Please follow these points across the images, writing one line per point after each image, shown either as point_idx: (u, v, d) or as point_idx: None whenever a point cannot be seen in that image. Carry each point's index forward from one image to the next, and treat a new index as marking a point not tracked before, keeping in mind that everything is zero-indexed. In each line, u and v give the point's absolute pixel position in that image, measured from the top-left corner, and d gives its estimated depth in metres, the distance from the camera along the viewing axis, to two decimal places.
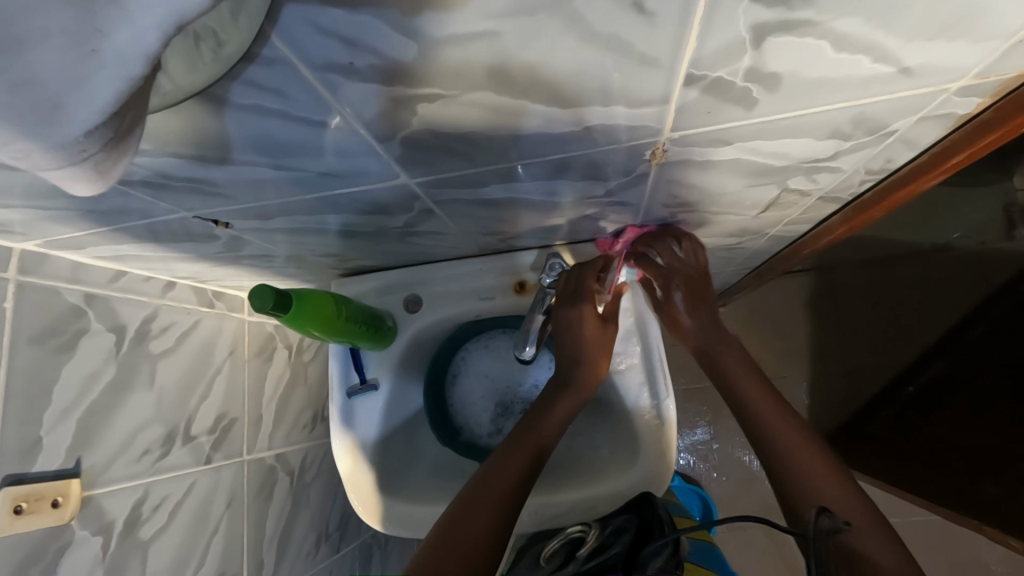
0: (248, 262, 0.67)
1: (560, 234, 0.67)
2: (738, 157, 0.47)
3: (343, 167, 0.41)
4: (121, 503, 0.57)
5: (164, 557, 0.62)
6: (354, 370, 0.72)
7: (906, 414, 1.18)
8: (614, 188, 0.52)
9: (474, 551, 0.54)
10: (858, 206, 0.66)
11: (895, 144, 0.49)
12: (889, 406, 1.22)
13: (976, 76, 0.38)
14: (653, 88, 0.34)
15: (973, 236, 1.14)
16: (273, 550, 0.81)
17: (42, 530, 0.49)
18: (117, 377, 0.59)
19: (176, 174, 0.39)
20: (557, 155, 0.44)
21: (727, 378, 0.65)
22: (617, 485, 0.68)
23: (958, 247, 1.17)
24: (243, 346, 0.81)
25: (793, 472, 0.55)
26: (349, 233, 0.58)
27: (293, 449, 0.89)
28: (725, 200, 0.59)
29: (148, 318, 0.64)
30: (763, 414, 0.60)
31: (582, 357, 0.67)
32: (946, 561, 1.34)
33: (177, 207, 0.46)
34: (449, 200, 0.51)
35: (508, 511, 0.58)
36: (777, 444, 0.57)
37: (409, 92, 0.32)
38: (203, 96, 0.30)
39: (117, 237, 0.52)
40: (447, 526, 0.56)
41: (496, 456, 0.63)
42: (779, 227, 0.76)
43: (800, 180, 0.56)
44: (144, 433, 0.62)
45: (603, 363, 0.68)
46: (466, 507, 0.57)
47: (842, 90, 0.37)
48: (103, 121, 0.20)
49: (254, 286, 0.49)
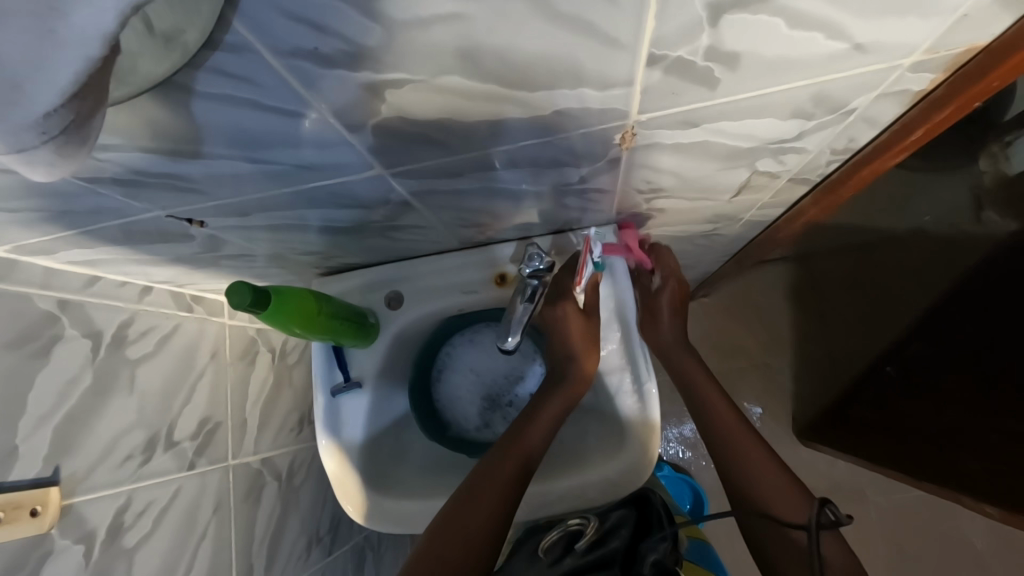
0: (226, 263, 0.66)
1: (539, 225, 0.67)
2: (707, 140, 0.48)
3: (318, 159, 0.41)
4: (103, 511, 0.56)
5: (151, 564, 0.62)
6: (338, 369, 0.72)
7: (886, 394, 1.20)
8: (589, 174, 0.53)
9: (469, 554, 0.56)
10: (827, 187, 0.67)
11: (858, 123, 0.51)
12: (871, 385, 1.23)
13: (927, 52, 0.39)
14: (617, 69, 0.35)
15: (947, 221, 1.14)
16: (265, 555, 0.80)
17: (22, 539, 0.48)
18: (96, 383, 0.58)
19: (148, 171, 0.39)
20: (529, 142, 0.44)
21: (698, 398, 0.71)
22: (606, 472, 0.69)
23: (935, 230, 1.17)
24: (225, 350, 0.80)
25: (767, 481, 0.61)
26: (327, 229, 0.58)
27: (281, 452, 0.89)
28: (698, 184, 0.60)
29: (125, 323, 0.63)
30: (731, 428, 0.67)
31: (572, 353, 0.68)
32: (931, 535, 1.37)
33: (150, 206, 0.46)
34: (426, 190, 0.51)
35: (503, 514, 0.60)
36: (748, 455, 0.64)
37: (378, 78, 0.32)
38: (168, 86, 0.30)
39: (90, 241, 0.51)
40: (446, 523, 0.58)
41: (489, 456, 0.64)
42: (753, 212, 0.78)
43: (768, 162, 0.57)
44: (126, 440, 0.61)
45: (593, 360, 0.69)
46: (465, 508, 0.59)
47: (801, 68, 0.38)
48: (62, 103, 0.21)
49: (231, 283, 0.49)
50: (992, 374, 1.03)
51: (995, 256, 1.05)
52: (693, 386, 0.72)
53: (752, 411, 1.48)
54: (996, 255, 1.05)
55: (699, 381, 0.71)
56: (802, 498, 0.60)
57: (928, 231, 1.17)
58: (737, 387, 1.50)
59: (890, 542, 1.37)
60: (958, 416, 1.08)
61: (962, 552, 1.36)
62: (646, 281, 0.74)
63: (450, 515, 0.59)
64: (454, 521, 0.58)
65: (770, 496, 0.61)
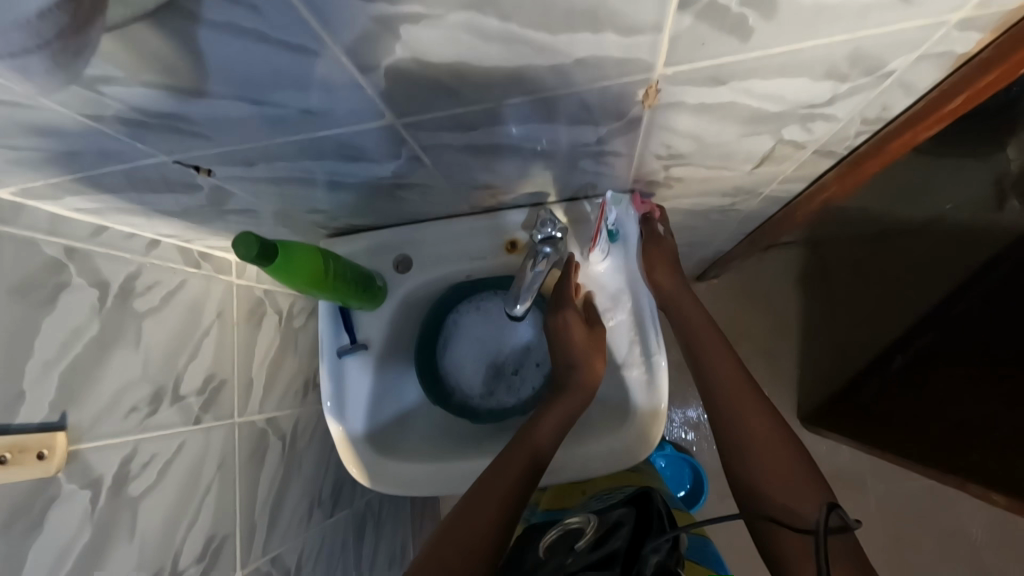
0: (233, 219, 0.65)
1: (552, 190, 0.66)
2: (733, 101, 0.46)
3: (326, 104, 0.40)
4: (108, 459, 0.57)
5: (157, 514, 0.62)
6: (344, 331, 0.71)
7: (889, 385, 1.21)
8: (607, 135, 0.51)
9: (472, 557, 0.54)
10: (853, 161, 0.65)
11: (892, 88, 0.49)
12: (876, 376, 1.25)
13: (976, 7, 0.37)
14: (645, 12, 0.33)
15: (966, 211, 1.15)
16: (270, 513, 0.81)
17: (28, 482, 0.48)
18: (101, 333, 0.58)
19: (151, 110, 0.38)
20: (546, 95, 0.42)
21: (706, 377, 0.64)
22: (610, 443, 0.69)
23: (953, 220, 1.18)
24: (232, 310, 0.80)
25: (771, 475, 0.57)
26: (336, 185, 0.56)
27: (285, 414, 0.89)
28: (719, 151, 0.58)
29: (132, 275, 0.63)
30: (740, 413, 0.60)
31: (575, 361, 0.67)
32: (931, 525, 1.37)
33: (155, 151, 0.45)
34: (438, 146, 0.49)
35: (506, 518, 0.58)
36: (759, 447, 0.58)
37: (393, 11, 0.31)
38: (172, 10, 0.29)
39: (96, 187, 0.50)
40: (446, 532, 0.56)
41: (498, 457, 0.63)
42: (773, 187, 0.75)
43: (795, 129, 0.55)
44: (130, 392, 0.61)
45: (600, 363, 0.68)
46: (464, 517, 0.57)
47: (839, 20, 0.36)
48: (57, 3, 0.19)
49: (238, 234, 0.48)
50: (1002, 358, 1.04)
51: (1005, 254, 1.10)
52: (703, 361, 0.65)
53: None
54: (1006, 252, 1.10)
55: (711, 357, 0.65)
56: (813, 495, 0.55)
57: (948, 218, 1.18)
58: (744, 371, 1.49)
59: (889, 530, 1.38)
60: (963, 409, 1.06)
61: (960, 543, 1.36)
62: (653, 226, 0.69)
63: (455, 517, 0.58)
64: (458, 522, 0.57)
65: (780, 496, 0.55)
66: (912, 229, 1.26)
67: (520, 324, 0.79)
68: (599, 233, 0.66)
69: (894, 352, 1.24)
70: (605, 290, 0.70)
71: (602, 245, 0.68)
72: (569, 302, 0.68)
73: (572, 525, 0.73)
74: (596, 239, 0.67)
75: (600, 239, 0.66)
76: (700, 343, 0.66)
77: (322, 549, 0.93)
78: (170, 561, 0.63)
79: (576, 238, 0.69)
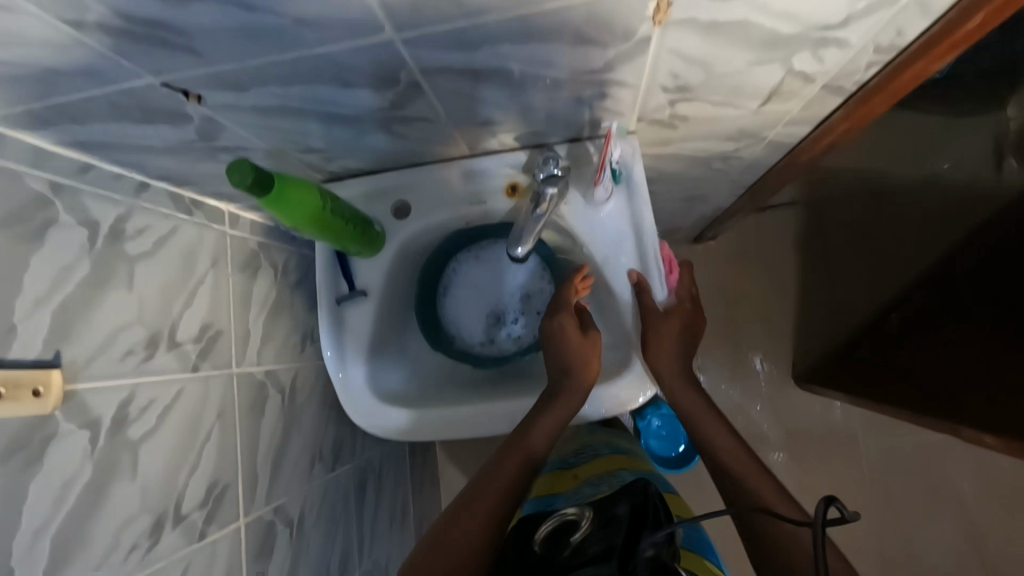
0: (225, 159, 0.63)
1: (554, 129, 0.64)
2: (746, 19, 0.45)
3: (322, 13, 0.38)
4: (106, 401, 0.56)
5: (158, 458, 0.62)
6: (342, 279, 0.70)
7: (886, 342, 1.21)
8: (613, 59, 0.49)
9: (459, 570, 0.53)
10: (863, 97, 0.64)
11: (909, 9, 0.47)
12: (871, 335, 1.24)
13: None
14: None
15: (966, 171, 1.22)
16: (272, 463, 0.81)
17: (24, 418, 0.47)
18: (93, 273, 0.56)
19: (135, 15, 0.36)
20: (553, 7, 0.40)
21: (690, 420, 0.66)
22: (612, 387, 0.68)
23: (951, 180, 1.25)
24: (226, 260, 0.78)
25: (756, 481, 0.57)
26: (332, 117, 0.54)
27: (284, 368, 0.89)
28: (727, 83, 0.57)
29: (122, 217, 0.61)
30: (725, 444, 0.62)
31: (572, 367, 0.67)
32: (920, 479, 1.41)
33: (142, 69, 0.42)
34: (439, 68, 0.47)
35: (497, 524, 0.57)
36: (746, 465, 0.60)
37: None
38: None
39: (80, 114, 0.48)
40: (434, 539, 0.55)
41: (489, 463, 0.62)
42: (778, 130, 0.74)
43: (806, 57, 0.53)
44: (126, 335, 0.60)
45: (595, 363, 0.67)
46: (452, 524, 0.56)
47: None
48: None
49: (231, 161, 0.46)
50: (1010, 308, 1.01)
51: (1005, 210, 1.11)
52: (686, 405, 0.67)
53: (755, 362, 1.49)
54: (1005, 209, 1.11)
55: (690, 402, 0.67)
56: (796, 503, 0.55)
57: (944, 177, 1.25)
58: (740, 331, 1.50)
59: (879, 483, 1.41)
60: (967, 354, 1.05)
61: (946, 492, 1.40)
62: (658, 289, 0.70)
63: (440, 530, 0.56)
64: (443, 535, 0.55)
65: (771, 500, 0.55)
66: (908, 189, 1.30)
67: (520, 272, 0.77)
68: (602, 171, 0.64)
69: (889, 310, 1.23)
70: (607, 233, 0.68)
71: (605, 185, 0.66)
72: (560, 305, 0.70)
73: (567, 517, 0.72)
74: (600, 178, 0.65)
75: (603, 177, 0.65)
76: (678, 390, 0.67)
77: (323, 501, 0.94)
78: (174, 503, 0.63)
79: (578, 182, 0.68)
